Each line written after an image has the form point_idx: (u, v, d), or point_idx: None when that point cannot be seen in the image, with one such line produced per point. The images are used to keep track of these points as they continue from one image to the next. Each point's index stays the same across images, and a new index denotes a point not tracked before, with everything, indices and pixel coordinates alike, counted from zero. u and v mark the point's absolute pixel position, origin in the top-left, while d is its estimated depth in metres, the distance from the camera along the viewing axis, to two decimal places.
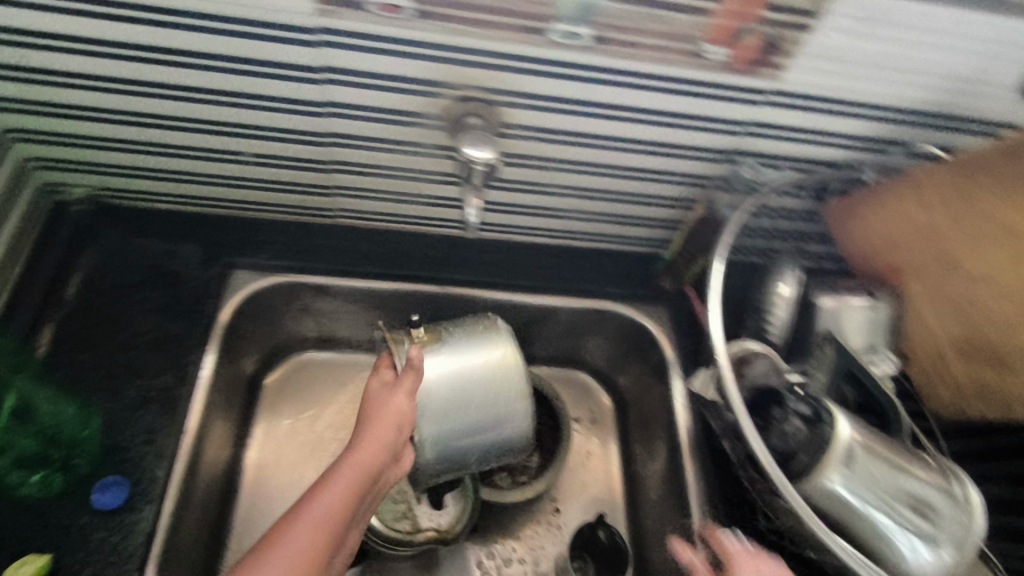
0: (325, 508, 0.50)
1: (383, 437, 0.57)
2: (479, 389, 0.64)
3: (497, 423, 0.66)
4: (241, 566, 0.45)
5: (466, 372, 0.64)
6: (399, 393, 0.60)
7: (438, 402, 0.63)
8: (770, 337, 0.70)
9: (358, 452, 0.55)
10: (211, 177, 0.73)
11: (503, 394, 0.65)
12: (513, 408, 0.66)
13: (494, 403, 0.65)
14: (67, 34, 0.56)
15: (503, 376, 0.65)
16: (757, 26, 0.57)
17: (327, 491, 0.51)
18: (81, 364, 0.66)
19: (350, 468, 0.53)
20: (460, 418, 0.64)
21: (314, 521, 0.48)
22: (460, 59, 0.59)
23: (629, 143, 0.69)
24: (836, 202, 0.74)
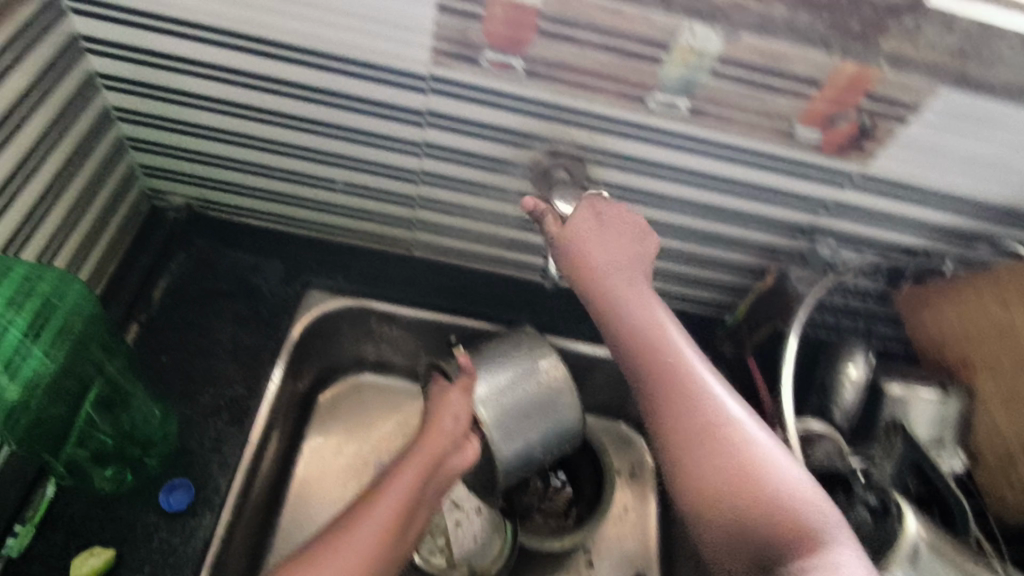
0: (401, 490, 0.62)
1: (445, 428, 0.66)
2: (528, 394, 0.69)
3: (547, 422, 0.69)
4: (332, 533, 0.59)
5: (514, 376, 0.69)
6: (452, 391, 0.69)
7: (493, 400, 0.68)
8: (836, 419, 0.69)
9: (423, 441, 0.65)
10: (301, 200, 0.76)
11: (548, 389, 0.69)
12: (557, 397, 0.70)
13: (542, 403, 0.69)
14: (201, 61, 0.61)
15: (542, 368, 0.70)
16: (854, 114, 0.58)
17: (403, 475, 0.63)
18: (162, 365, 0.69)
19: (417, 457, 0.64)
20: (515, 411, 0.68)
21: (390, 501, 0.61)
22: (558, 117, 0.61)
23: (708, 209, 0.70)
24: (911, 288, 0.74)
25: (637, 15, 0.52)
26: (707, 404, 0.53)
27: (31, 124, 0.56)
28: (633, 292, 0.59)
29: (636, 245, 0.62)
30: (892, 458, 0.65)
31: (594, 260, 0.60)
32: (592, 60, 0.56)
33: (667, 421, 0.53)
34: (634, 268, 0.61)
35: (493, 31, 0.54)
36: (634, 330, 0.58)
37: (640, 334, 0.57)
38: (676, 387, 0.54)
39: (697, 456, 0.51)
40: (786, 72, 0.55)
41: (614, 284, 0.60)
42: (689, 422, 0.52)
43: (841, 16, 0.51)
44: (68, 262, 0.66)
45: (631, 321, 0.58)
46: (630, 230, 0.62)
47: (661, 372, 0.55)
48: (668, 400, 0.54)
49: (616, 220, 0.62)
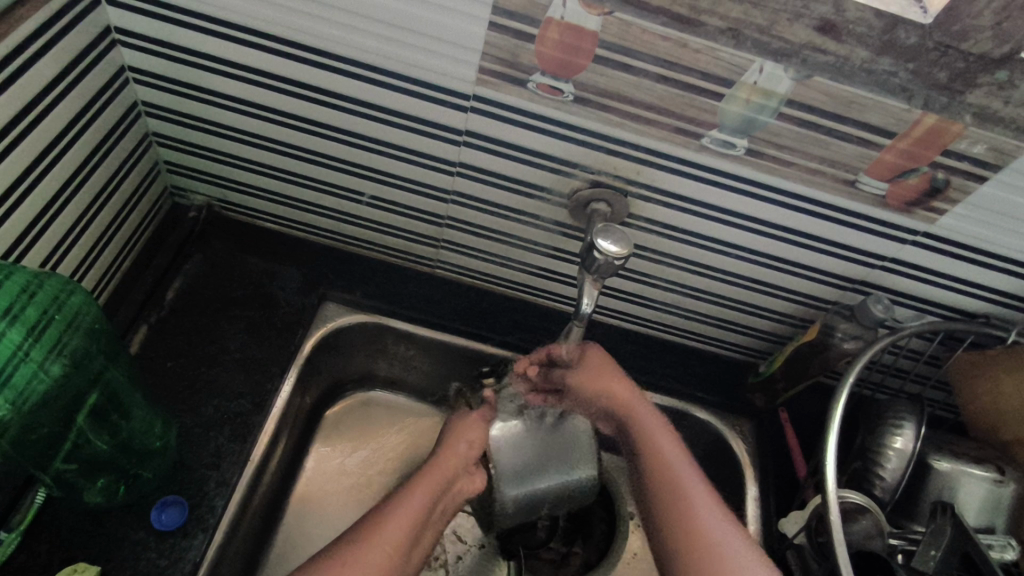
0: (409, 515, 0.59)
1: (461, 452, 0.64)
2: (543, 436, 0.62)
3: (558, 469, 0.61)
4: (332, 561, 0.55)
5: (533, 416, 0.63)
6: (470, 417, 0.66)
7: (507, 434, 0.62)
8: (877, 491, 0.63)
9: (436, 463, 0.63)
10: (326, 210, 0.73)
11: (568, 437, 0.62)
12: (576, 447, 0.62)
13: (557, 447, 0.61)
14: (238, 62, 0.58)
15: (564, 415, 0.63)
16: (928, 168, 0.53)
17: (411, 498, 0.60)
18: (167, 371, 0.66)
19: (428, 479, 0.62)
20: (526, 450, 0.61)
21: (397, 527, 0.58)
22: (605, 147, 0.58)
23: (755, 256, 0.65)
24: (965, 352, 0.69)
25: (701, 47, 0.48)
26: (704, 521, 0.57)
27: (55, 114, 0.54)
28: (641, 414, 0.64)
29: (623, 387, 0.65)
30: (939, 545, 0.57)
31: (606, 386, 0.65)
32: (647, 91, 0.52)
33: (661, 508, 0.59)
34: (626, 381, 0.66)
35: (544, 53, 0.51)
36: (647, 439, 0.62)
37: (653, 460, 0.61)
38: (676, 491, 0.59)
39: (687, 548, 0.56)
40: (858, 119, 0.51)
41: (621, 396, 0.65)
42: (685, 518, 0.57)
43: (923, 64, 0.48)
44: (78, 261, 0.62)
45: (641, 435, 0.63)
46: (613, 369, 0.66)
47: (654, 459, 0.61)
48: (656, 479, 0.60)
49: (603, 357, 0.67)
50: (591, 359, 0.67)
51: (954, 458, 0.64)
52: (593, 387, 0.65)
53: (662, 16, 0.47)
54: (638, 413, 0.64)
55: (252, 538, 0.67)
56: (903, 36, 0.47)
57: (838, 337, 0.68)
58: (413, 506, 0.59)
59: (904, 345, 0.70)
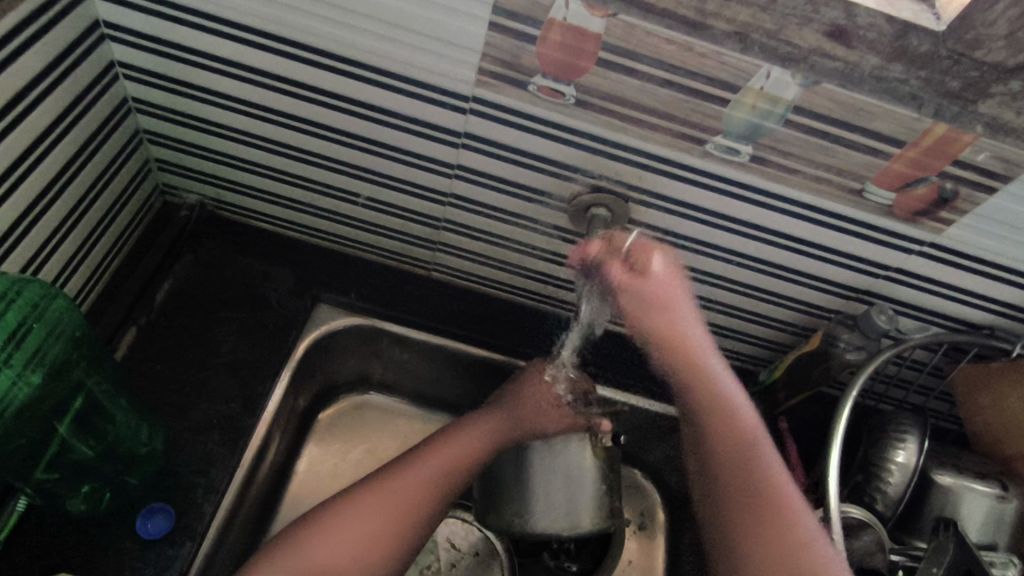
0: (449, 458, 0.61)
1: (513, 413, 0.64)
2: (563, 465, 0.60)
3: (559, 499, 0.59)
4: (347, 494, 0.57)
5: (568, 445, 0.61)
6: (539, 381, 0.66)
7: (557, 450, 0.60)
8: (879, 507, 0.62)
9: (487, 418, 0.64)
10: (321, 210, 0.71)
11: (554, 514, 0.59)
12: (542, 517, 0.59)
13: (570, 481, 0.59)
14: (230, 59, 0.57)
15: (575, 508, 0.59)
16: (937, 178, 0.52)
17: (455, 441, 0.62)
18: (155, 375, 0.65)
19: (475, 430, 0.63)
20: (542, 460, 0.60)
21: (436, 463, 0.60)
22: (607, 152, 0.56)
23: (758, 263, 0.64)
24: (967, 364, 0.67)
25: (707, 51, 0.47)
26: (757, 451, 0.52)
27: (40, 111, 0.52)
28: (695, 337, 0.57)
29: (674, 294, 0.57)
30: (939, 562, 0.56)
31: (659, 322, 0.56)
32: (650, 95, 0.51)
33: (724, 481, 0.52)
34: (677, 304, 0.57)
35: (547, 55, 0.50)
36: (711, 401, 0.54)
37: (724, 428, 0.53)
38: (745, 462, 0.52)
39: (749, 510, 0.50)
40: (866, 127, 0.50)
41: (674, 317, 0.57)
42: (737, 441, 0.52)
43: (934, 73, 0.46)
44: (63, 263, 0.61)
45: (699, 393, 0.55)
46: (663, 282, 0.57)
47: (725, 420, 0.53)
48: (714, 426, 0.53)
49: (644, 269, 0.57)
50: (653, 278, 0.57)
51: (955, 473, 0.63)
52: (651, 318, 0.57)
53: (668, 19, 0.46)
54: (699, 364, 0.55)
55: (242, 545, 0.65)
56: (916, 43, 0.46)
57: (842, 346, 0.67)
58: (455, 450, 0.61)
59: (907, 356, 0.69)
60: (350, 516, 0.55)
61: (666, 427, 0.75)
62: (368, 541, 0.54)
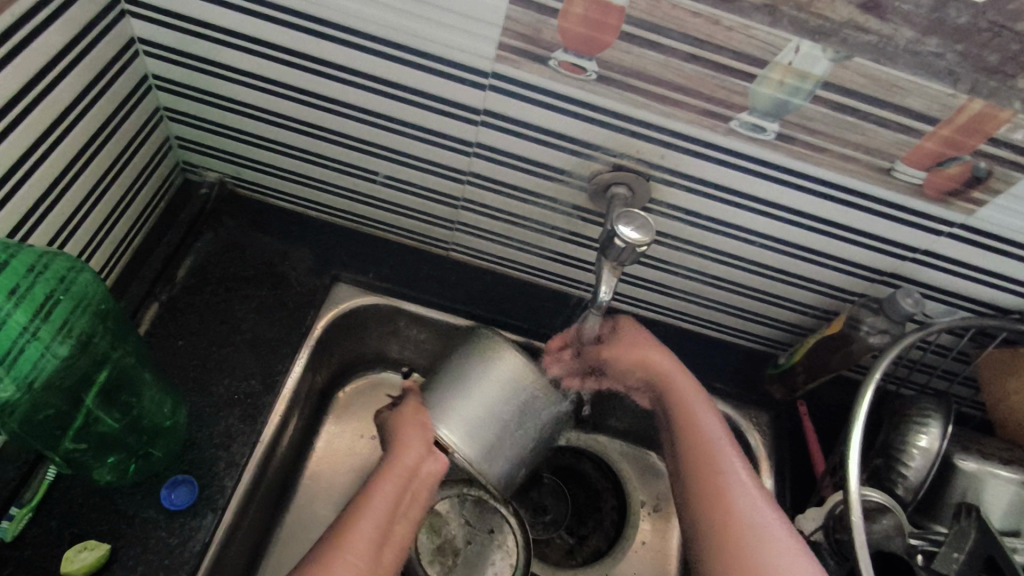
0: (365, 544, 0.55)
1: (402, 467, 0.59)
2: (471, 412, 0.58)
3: (508, 410, 0.58)
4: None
5: (433, 400, 0.59)
6: (405, 408, 0.61)
7: (460, 422, 0.58)
8: (899, 491, 0.62)
9: (379, 487, 0.58)
10: (340, 189, 0.71)
11: (515, 389, 0.58)
12: (525, 389, 0.58)
13: (477, 404, 0.58)
14: (249, 35, 0.56)
15: (497, 371, 0.58)
16: (970, 158, 0.51)
17: (357, 533, 0.55)
18: (177, 351, 0.66)
19: (376, 502, 0.57)
20: (486, 431, 0.57)
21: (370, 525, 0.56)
22: (628, 130, 0.55)
23: (783, 245, 0.63)
24: (996, 349, 0.66)
25: (734, 24, 0.46)
26: (717, 457, 0.58)
27: (63, 86, 0.52)
28: (675, 374, 0.63)
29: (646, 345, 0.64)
30: (961, 547, 0.55)
31: (643, 359, 0.63)
32: (674, 71, 0.50)
33: (687, 474, 0.59)
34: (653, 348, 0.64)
35: (569, 29, 0.49)
36: (683, 424, 0.61)
37: (698, 457, 0.59)
38: (703, 465, 0.58)
39: (702, 486, 0.57)
40: (897, 104, 0.48)
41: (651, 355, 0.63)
42: (699, 447, 0.59)
43: (972, 46, 0.45)
44: (87, 240, 0.61)
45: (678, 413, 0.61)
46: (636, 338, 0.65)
47: (695, 443, 0.59)
48: (687, 439, 0.60)
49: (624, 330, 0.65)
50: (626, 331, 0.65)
51: (980, 458, 0.63)
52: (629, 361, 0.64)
53: None
54: (680, 393, 0.62)
55: (261, 517, 0.66)
56: (954, 15, 0.44)
57: (864, 330, 0.66)
58: (366, 533, 0.55)
59: (932, 341, 0.68)
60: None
61: None
62: None
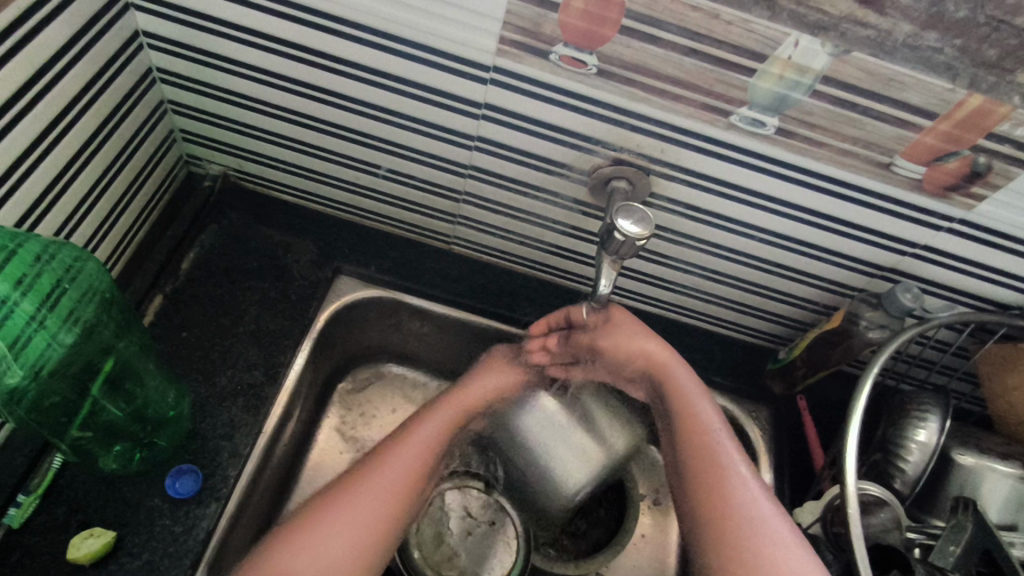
0: (412, 460, 0.60)
1: (426, 438, 0.62)
2: (540, 420, 0.63)
3: (554, 461, 0.62)
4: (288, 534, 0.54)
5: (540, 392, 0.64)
6: (499, 363, 0.69)
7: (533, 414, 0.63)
8: (895, 484, 0.62)
9: (398, 452, 0.60)
10: (342, 182, 0.72)
11: (570, 463, 0.61)
12: (573, 472, 0.62)
13: (558, 426, 0.62)
14: (252, 29, 0.57)
15: (580, 448, 0.62)
16: (968, 152, 0.51)
17: (411, 447, 0.61)
18: (181, 342, 0.66)
19: (393, 464, 0.59)
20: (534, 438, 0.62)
21: (420, 446, 0.61)
22: (628, 125, 0.56)
23: (783, 239, 0.63)
24: (995, 345, 0.66)
25: (734, 18, 0.46)
26: (709, 435, 0.59)
27: (69, 79, 0.53)
28: (670, 361, 0.64)
29: (640, 335, 0.65)
30: (958, 541, 0.55)
31: (634, 348, 0.64)
32: (674, 65, 0.50)
33: (681, 454, 0.59)
34: (643, 336, 0.65)
35: (568, 24, 0.49)
36: (676, 406, 0.61)
37: (690, 435, 0.59)
38: (696, 442, 0.59)
39: (694, 464, 0.58)
40: (896, 99, 0.49)
41: (645, 345, 0.64)
42: (690, 425, 0.60)
43: (971, 41, 0.46)
44: (92, 232, 0.62)
45: (671, 397, 0.62)
46: (629, 326, 0.66)
47: (687, 423, 0.60)
48: (680, 420, 0.61)
49: (616, 319, 0.66)
50: (619, 318, 0.66)
51: (979, 453, 0.63)
52: (625, 350, 0.64)
53: None
54: (671, 377, 0.63)
55: (265, 506, 0.67)
56: (953, 10, 0.45)
57: (863, 325, 0.67)
58: (416, 449, 0.61)
59: (931, 336, 0.69)
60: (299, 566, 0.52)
61: None
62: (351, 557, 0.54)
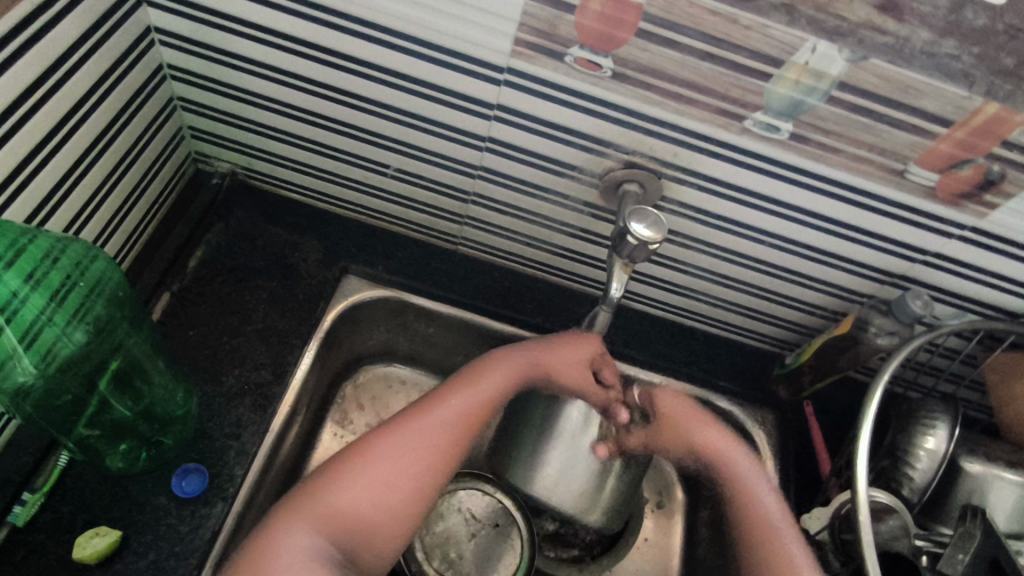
0: (464, 407, 0.59)
1: (480, 388, 0.60)
2: (565, 442, 0.62)
3: (549, 471, 0.62)
4: (328, 477, 0.54)
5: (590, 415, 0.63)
6: (579, 343, 0.63)
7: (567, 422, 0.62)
8: (903, 491, 0.62)
9: (459, 394, 0.60)
10: (352, 181, 0.72)
11: (554, 487, 0.62)
12: (550, 491, 0.62)
13: (577, 457, 0.61)
14: (266, 26, 0.56)
15: (572, 490, 0.61)
16: (983, 160, 0.51)
17: (467, 392, 0.60)
18: (188, 340, 0.66)
19: (446, 409, 0.58)
20: (554, 443, 0.62)
21: (473, 393, 0.60)
22: (642, 128, 0.55)
23: (794, 245, 0.63)
24: (1003, 353, 0.66)
25: (752, 23, 0.46)
26: (781, 536, 0.58)
27: (80, 75, 0.52)
28: (729, 451, 0.63)
29: (697, 417, 0.64)
30: (967, 549, 0.55)
31: (693, 437, 0.63)
32: (690, 69, 0.50)
33: (750, 558, 0.58)
34: (704, 420, 0.64)
35: (586, 25, 0.49)
36: (743, 500, 0.60)
37: (757, 531, 0.58)
38: (767, 542, 0.57)
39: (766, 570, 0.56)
40: (912, 106, 0.48)
41: (700, 433, 0.63)
42: (756, 521, 0.59)
43: (989, 48, 0.46)
44: (101, 228, 0.62)
45: (733, 489, 0.61)
46: (683, 406, 0.64)
47: (755, 520, 0.59)
48: (746, 519, 0.59)
49: (676, 401, 0.64)
50: (682, 401, 0.64)
51: (986, 461, 0.63)
52: (682, 438, 0.63)
53: None
54: (731, 465, 0.62)
55: None
56: (972, 17, 0.46)
57: (873, 331, 0.67)
58: (471, 396, 0.60)
59: (940, 343, 0.69)
60: (343, 498, 0.53)
61: None
62: (386, 501, 0.54)
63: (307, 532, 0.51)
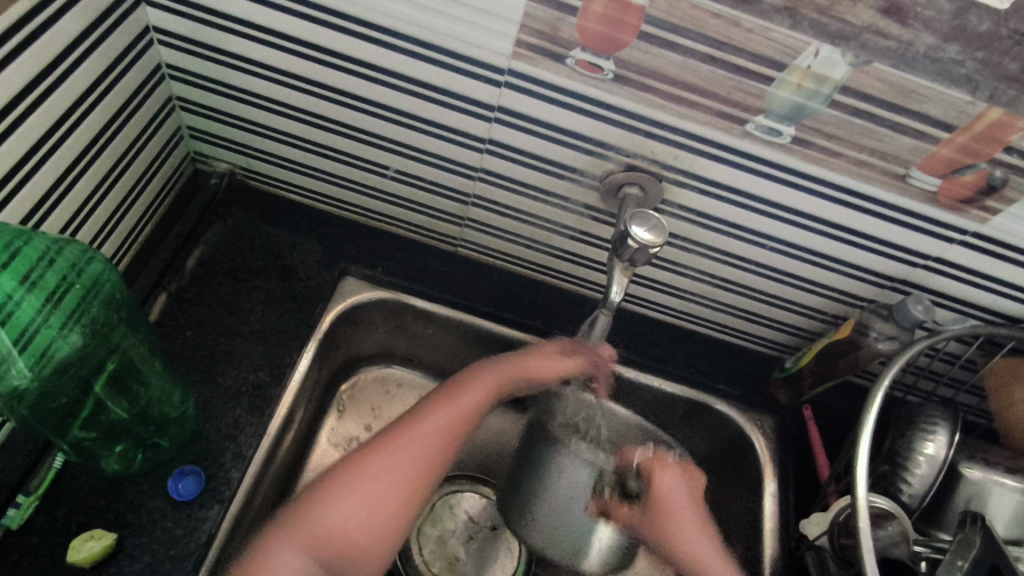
0: (447, 424, 0.60)
1: (464, 401, 0.62)
2: (566, 491, 0.58)
3: (546, 514, 0.59)
4: (313, 500, 0.54)
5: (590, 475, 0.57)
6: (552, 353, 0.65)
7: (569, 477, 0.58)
8: (903, 497, 0.62)
9: (441, 410, 0.61)
10: (351, 182, 0.71)
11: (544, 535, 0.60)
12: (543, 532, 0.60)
13: (572, 511, 0.58)
14: (265, 26, 0.56)
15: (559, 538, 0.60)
16: (985, 165, 0.51)
17: (447, 408, 0.61)
18: (184, 341, 0.66)
19: (429, 426, 0.59)
20: (558, 489, 0.58)
21: (455, 408, 0.61)
22: (643, 131, 0.55)
23: (795, 249, 0.63)
24: (1003, 358, 0.66)
25: (755, 26, 0.46)
26: None
27: (78, 74, 0.52)
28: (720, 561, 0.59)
29: (697, 516, 0.60)
30: (966, 555, 0.55)
31: (687, 544, 0.59)
32: (692, 72, 0.50)
33: None
34: (701, 521, 0.60)
35: (588, 27, 0.48)
36: None
37: None
38: None
39: None
40: (915, 111, 0.48)
41: (691, 538, 0.59)
42: None
43: (993, 53, 0.46)
44: (98, 228, 0.61)
45: None
46: (687, 498, 0.59)
47: None
48: None
49: (688, 499, 0.59)
50: (694, 495, 0.60)
51: (986, 467, 0.63)
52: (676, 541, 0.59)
53: None
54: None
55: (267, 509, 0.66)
56: (976, 22, 0.45)
57: (873, 336, 0.66)
58: (453, 413, 0.61)
59: (941, 348, 0.68)
60: (330, 520, 0.53)
61: (684, 410, 0.76)
62: (369, 522, 0.55)
63: (295, 556, 0.52)
